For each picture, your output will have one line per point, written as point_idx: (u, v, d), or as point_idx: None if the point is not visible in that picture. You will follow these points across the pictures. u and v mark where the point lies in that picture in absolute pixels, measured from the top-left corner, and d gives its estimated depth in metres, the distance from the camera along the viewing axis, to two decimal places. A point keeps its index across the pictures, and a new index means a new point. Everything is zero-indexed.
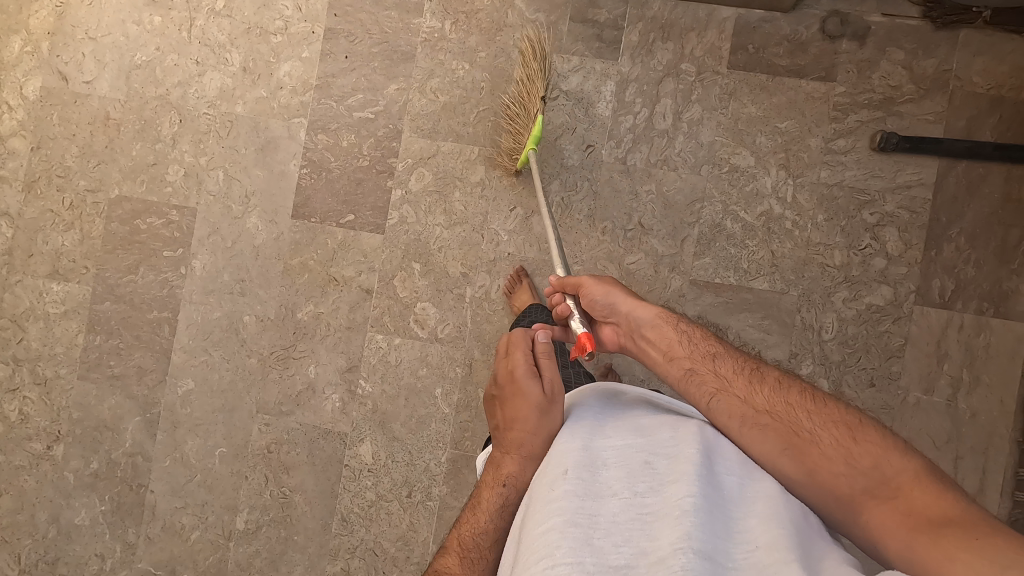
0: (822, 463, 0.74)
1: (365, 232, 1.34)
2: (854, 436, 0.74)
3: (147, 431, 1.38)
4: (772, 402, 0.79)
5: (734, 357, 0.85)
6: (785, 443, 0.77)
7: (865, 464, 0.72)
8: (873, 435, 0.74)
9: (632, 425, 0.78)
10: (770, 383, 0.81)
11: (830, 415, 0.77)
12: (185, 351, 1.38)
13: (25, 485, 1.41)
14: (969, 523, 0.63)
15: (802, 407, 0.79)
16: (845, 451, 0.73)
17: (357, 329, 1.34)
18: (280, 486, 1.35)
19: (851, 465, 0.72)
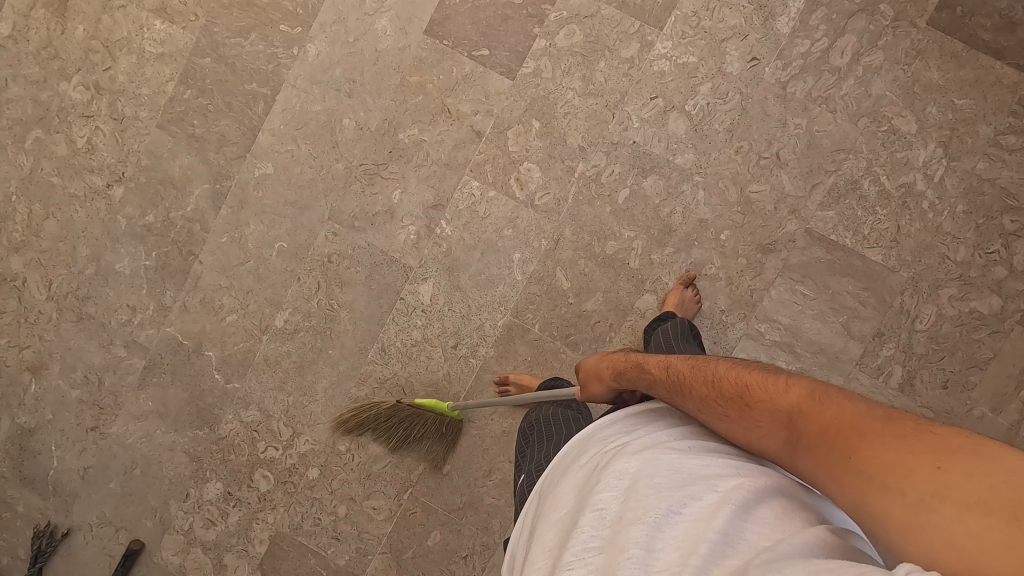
0: (739, 436, 0.62)
1: (495, 72, 1.26)
2: (746, 401, 0.62)
3: (212, 202, 1.34)
4: (687, 394, 0.69)
5: (656, 374, 0.75)
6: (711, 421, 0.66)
7: (767, 420, 0.59)
8: (750, 384, 0.62)
9: (560, 487, 0.68)
10: (677, 373, 0.72)
11: (719, 389, 0.65)
12: (272, 135, 1.32)
13: (75, 215, 1.36)
14: (861, 432, 0.50)
15: (709, 386, 0.67)
16: (750, 422, 0.61)
17: (455, 169, 1.28)
18: (331, 298, 1.32)
19: (759, 428, 0.60)
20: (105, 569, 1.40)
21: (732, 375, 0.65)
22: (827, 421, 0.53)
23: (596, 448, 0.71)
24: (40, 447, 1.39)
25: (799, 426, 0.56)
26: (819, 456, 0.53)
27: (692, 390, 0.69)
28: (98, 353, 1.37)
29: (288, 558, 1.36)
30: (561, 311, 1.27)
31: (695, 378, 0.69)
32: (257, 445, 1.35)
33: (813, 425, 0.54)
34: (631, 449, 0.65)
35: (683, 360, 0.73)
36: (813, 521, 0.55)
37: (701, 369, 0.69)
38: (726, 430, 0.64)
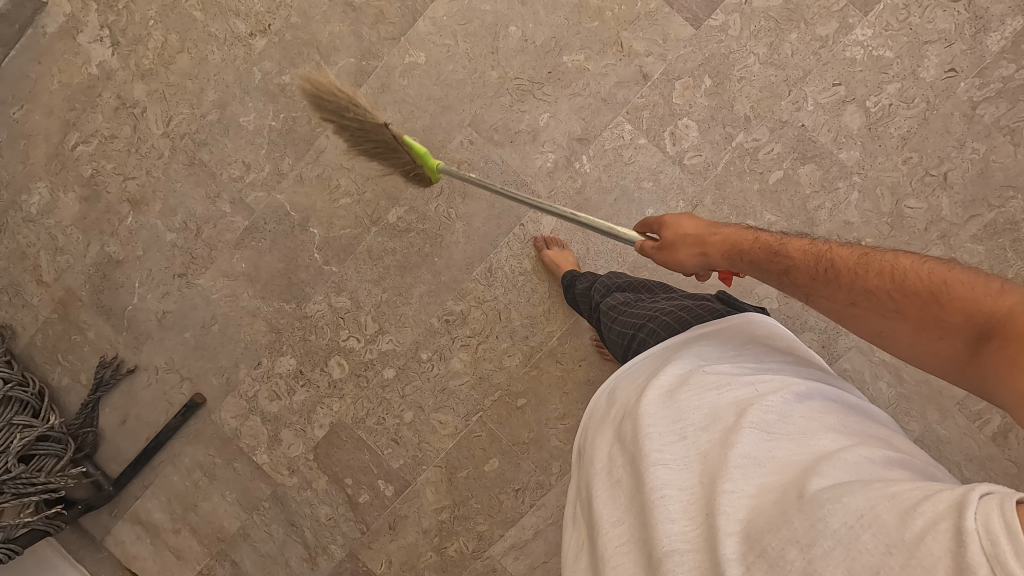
0: (907, 342, 0.62)
1: (680, 17, 1.20)
2: (939, 298, 0.59)
3: (354, 78, 1.28)
4: (857, 281, 0.66)
5: (791, 258, 0.72)
6: (873, 317, 0.64)
7: (956, 324, 0.58)
8: (955, 284, 0.59)
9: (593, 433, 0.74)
10: (840, 269, 0.68)
11: (907, 281, 0.62)
12: (432, 23, 1.26)
13: (210, 56, 1.31)
14: None
15: (880, 282, 0.64)
16: (934, 317, 0.59)
17: (611, 106, 1.23)
18: (450, 206, 1.29)
19: (945, 328, 0.59)
20: (162, 414, 1.41)
21: (926, 271, 0.62)
22: None
23: (618, 391, 0.76)
24: (123, 281, 1.38)
25: (994, 328, 0.54)
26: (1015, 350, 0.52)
27: (856, 284, 0.65)
28: (202, 202, 1.35)
29: (343, 448, 1.36)
30: (679, 277, 1.24)
31: (861, 272, 0.66)
32: (340, 333, 1.34)
33: None
34: (649, 387, 0.70)
35: (857, 253, 0.68)
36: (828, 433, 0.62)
37: (871, 267, 0.66)
38: (895, 325, 0.62)
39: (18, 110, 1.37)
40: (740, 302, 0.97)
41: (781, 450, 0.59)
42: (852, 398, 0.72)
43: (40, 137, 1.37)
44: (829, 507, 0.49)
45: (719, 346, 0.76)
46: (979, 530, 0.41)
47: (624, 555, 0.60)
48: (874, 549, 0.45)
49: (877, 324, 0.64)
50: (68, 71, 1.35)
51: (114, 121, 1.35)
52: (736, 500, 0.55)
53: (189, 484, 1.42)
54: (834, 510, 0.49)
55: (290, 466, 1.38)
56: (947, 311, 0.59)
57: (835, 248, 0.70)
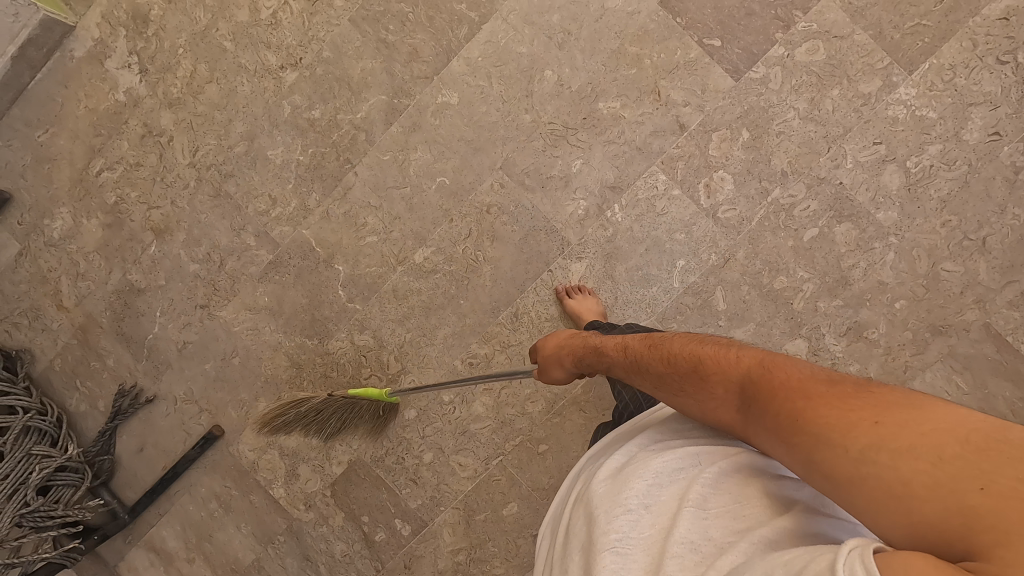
0: (698, 410, 0.69)
1: (720, 68, 1.18)
2: (700, 373, 0.69)
3: (385, 116, 1.27)
4: (648, 370, 0.77)
5: (619, 355, 0.86)
6: (669, 395, 0.73)
7: (722, 393, 0.66)
8: (708, 358, 0.69)
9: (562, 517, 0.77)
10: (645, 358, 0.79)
11: (676, 363, 0.72)
12: (466, 64, 1.24)
13: (239, 87, 1.30)
14: (809, 392, 0.57)
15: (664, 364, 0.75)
16: (706, 393, 0.68)
17: (646, 155, 1.21)
18: (477, 249, 1.27)
19: (715, 399, 0.67)
20: (179, 444, 1.40)
21: (688, 351, 0.73)
22: (773, 390, 0.59)
23: (585, 475, 0.80)
24: (144, 309, 1.37)
25: (751, 389, 0.62)
26: (768, 421, 0.59)
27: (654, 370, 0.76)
28: (226, 234, 1.33)
29: (361, 485, 1.35)
30: (708, 331, 1.23)
31: (657, 358, 0.76)
32: (361, 371, 1.33)
33: (774, 397, 0.59)
34: (603, 474, 0.73)
35: (650, 342, 0.81)
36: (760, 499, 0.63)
37: (661, 353, 0.77)
38: (683, 403, 0.71)
39: (44, 133, 1.35)
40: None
41: (715, 532, 0.61)
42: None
43: (64, 162, 1.36)
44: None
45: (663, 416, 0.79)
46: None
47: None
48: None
49: (674, 399, 0.72)
50: (95, 96, 1.33)
51: (139, 149, 1.34)
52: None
53: (204, 514, 1.41)
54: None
55: (307, 501, 1.37)
56: (708, 381, 0.67)
57: (637, 342, 0.83)
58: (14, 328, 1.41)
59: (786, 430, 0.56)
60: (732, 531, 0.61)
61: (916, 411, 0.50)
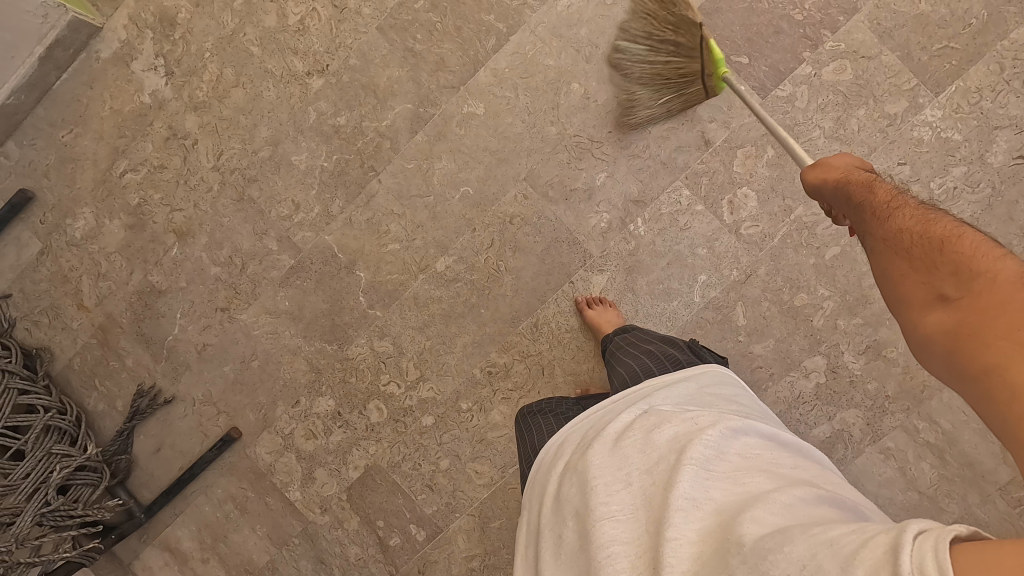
0: (907, 287, 0.61)
1: (746, 85, 1.19)
2: (943, 251, 0.60)
3: (410, 124, 1.27)
4: (899, 223, 0.67)
5: (873, 202, 0.72)
6: (890, 259, 0.65)
7: (944, 275, 0.58)
8: (968, 243, 0.59)
9: (549, 488, 0.79)
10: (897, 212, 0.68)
11: (932, 229, 0.63)
12: (493, 75, 1.24)
13: (265, 92, 1.30)
14: None
15: (917, 226, 0.65)
16: (928, 268, 0.60)
17: (670, 170, 1.22)
18: (500, 260, 1.28)
19: (928, 276, 0.59)
20: (196, 445, 1.41)
21: (956, 232, 0.61)
22: (1011, 294, 0.52)
23: (573, 449, 0.82)
24: (165, 311, 1.38)
25: (976, 286, 0.54)
26: (970, 316, 0.53)
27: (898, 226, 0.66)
28: (249, 237, 1.34)
29: (377, 490, 1.36)
30: (727, 345, 1.23)
31: (912, 220, 0.66)
32: (380, 377, 1.34)
33: (996, 301, 0.52)
34: (597, 445, 0.76)
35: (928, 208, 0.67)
36: (758, 472, 0.67)
37: (924, 217, 0.66)
38: (896, 273, 0.63)
39: (68, 133, 1.36)
40: (706, 352, 1.09)
41: (716, 492, 0.64)
42: (780, 436, 0.78)
43: (88, 162, 1.36)
44: (771, 557, 0.51)
45: (655, 400, 0.83)
46: (912, 569, 0.43)
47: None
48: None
49: (888, 263, 0.65)
50: (120, 98, 1.34)
51: (164, 151, 1.34)
52: (679, 548, 0.58)
53: (220, 515, 1.42)
54: (775, 560, 0.51)
55: (322, 504, 1.38)
56: (940, 262, 0.59)
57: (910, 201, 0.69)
58: (34, 326, 1.41)
59: (973, 335, 0.51)
60: (734, 493, 0.64)
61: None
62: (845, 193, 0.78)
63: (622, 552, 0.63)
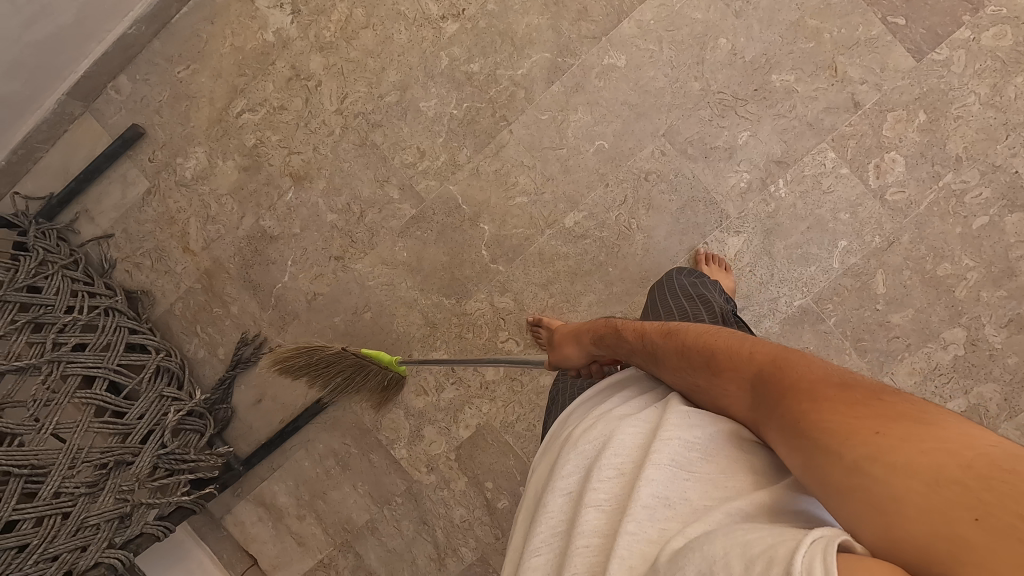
0: (711, 403, 0.61)
1: (901, 47, 1.16)
2: (713, 361, 0.62)
3: (548, 74, 1.24)
4: (665, 354, 0.69)
5: (631, 338, 0.79)
6: (677, 381, 0.65)
7: (735, 387, 0.59)
8: (720, 350, 0.62)
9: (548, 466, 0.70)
10: (654, 339, 0.73)
11: (691, 349, 0.66)
12: (638, 26, 1.21)
13: (395, 35, 1.26)
14: (818, 386, 0.49)
15: (673, 351, 0.68)
16: (716, 386, 0.61)
17: (816, 132, 1.19)
18: (632, 217, 1.25)
19: (725, 395, 0.60)
20: (300, 398, 1.36)
21: (702, 340, 0.66)
22: (783, 384, 0.52)
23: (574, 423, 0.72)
24: (275, 258, 1.34)
25: (765, 383, 0.54)
26: (772, 420, 0.52)
27: (662, 353, 0.69)
28: (369, 185, 1.30)
29: (488, 451, 1.33)
30: (864, 313, 1.21)
31: (668, 342, 0.70)
32: (497, 334, 1.30)
33: (776, 392, 0.52)
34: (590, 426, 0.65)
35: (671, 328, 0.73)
36: (769, 469, 0.53)
37: (671, 336, 0.70)
38: (693, 391, 0.63)
39: (184, 69, 1.31)
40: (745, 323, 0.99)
41: (699, 494, 0.51)
42: None
43: (204, 100, 1.32)
44: (691, 558, 0.42)
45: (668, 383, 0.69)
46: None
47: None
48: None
49: (685, 392, 0.65)
50: (242, 34, 1.30)
51: (285, 92, 1.30)
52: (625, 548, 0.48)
53: (320, 471, 1.38)
54: (693, 559, 0.41)
55: (429, 464, 1.35)
56: (718, 368, 0.61)
57: (654, 326, 0.76)
58: (135, 268, 1.37)
59: (787, 439, 0.49)
60: (720, 497, 0.51)
61: (936, 426, 0.41)
62: (610, 343, 0.85)
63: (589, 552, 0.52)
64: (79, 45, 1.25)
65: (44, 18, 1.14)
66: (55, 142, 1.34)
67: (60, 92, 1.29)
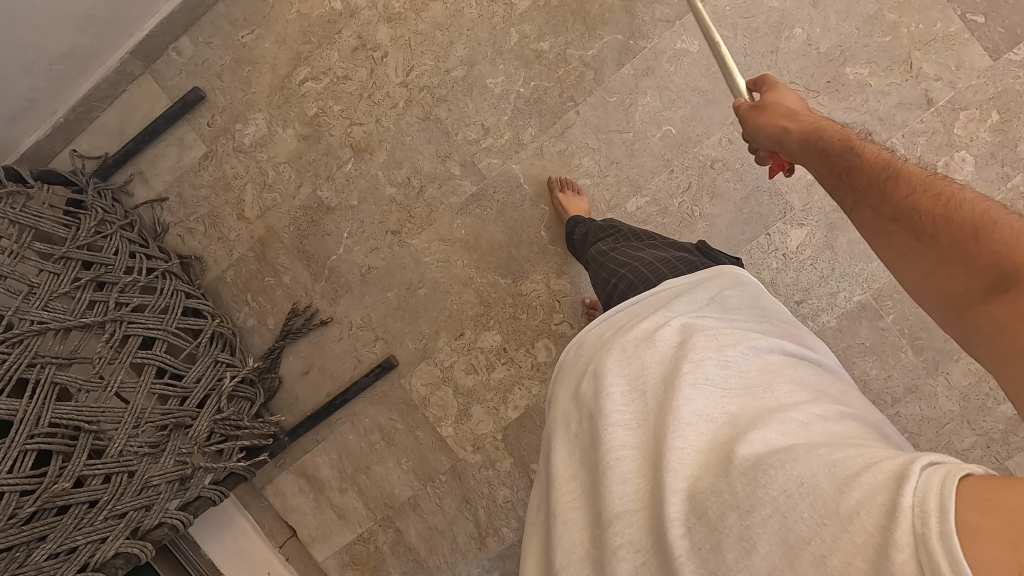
0: (926, 271, 0.56)
1: (980, 45, 1.16)
2: (980, 235, 0.52)
3: (619, 56, 1.23)
4: (916, 202, 0.59)
5: (869, 164, 0.67)
6: (908, 243, 0.58)
7: (983, 262, 0.51)
8: (1008, 226, 0.51)
9: (567, 382, 0.78)
10: (902, 183, 0.62)
11: (953, 215, 0.55)
12: (713, 12, 1.21)
13: (466, 9, 1.25)
14: None
15: (933, 205, 0.58)
16: (959, 250, 0.53)
17: (887, 127, 1.19)
18: (694, 205, 1.24)
19: (962, 262, 0.53)
20: (348, 371, 1.35)
21: (983, 209, 0.54)
22: None
23: (588, 344, 0.80)
24: (331, 229, 1.33)
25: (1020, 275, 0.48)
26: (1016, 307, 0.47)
27: (907, 203, 0.60)
28: (431, 160, 1.29)
29: (535, 432, 1.32)
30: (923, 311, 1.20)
31: (920, 194, 0.60)
32: (552, 317, 1.30)
33: None
34: (615, 348, 0.73)
35: (932, 178, 0.61)
36: (782, 388, 0.66)
37: (932, 187, 0.60)
38: (919, 253, 0.57)
39: (248, 34, 1.30)
40: (718, 254, 1.01)
41: (732, 408, 0.63)
42: (805, 353, 0.76)
43: (267, 66, 1.31)
44: (770, 472, 0.52)
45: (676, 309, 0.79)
46: (914, 508, 0.42)
47: (575, 508, 0.65)
48: (808, 517, 0.48)
49: (906, 248, 0.58)
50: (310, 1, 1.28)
51: (350, 62, 1.29)
52: (683, 457, 0.58)
53: (364, 445, 1.37)
54: (774, 475, 0.51)
55: (475, 443, 1.34)
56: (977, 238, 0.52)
57: (910, 166, 0.64)
58: (187, 233, 1.36)
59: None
60: (749, 409, 0.63)
61: None
62: (823, 148, 0.75)
63: (628, 456, 0.62)
64: (148, 4, 1.24)
65: None
66: (113, 101, 1.33)
67: (125, 50, 1.28)
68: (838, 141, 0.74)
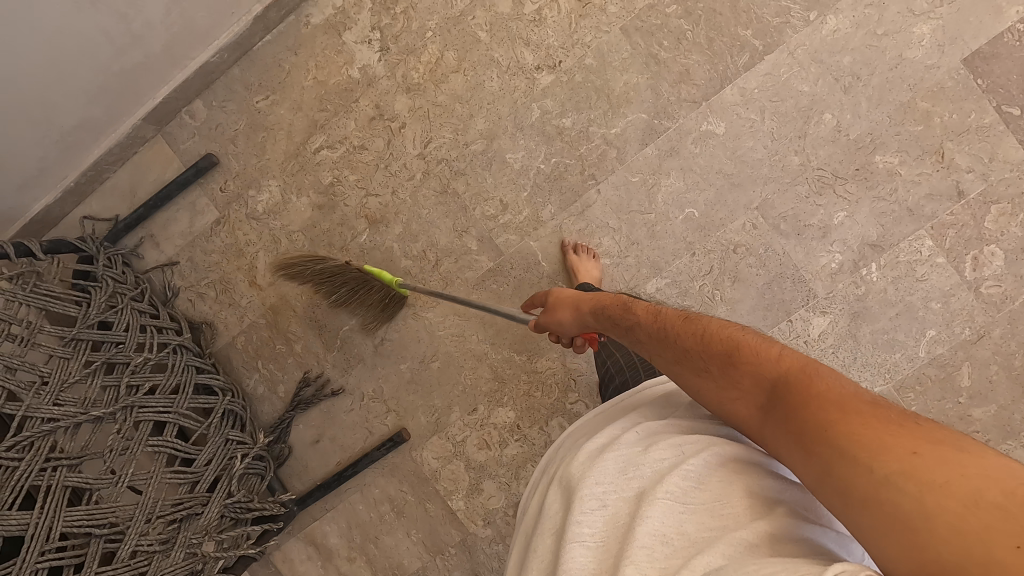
0: (714, 397, 0.63)
1: (1014, 137, 1.13)
2: (733, 359, 0.63)
3: (642, 134, 1.20)
4: (685, 341, 0.69)
5: (642, 316, 0.78)
6: (695, 378, 0.65)
7: (750, 385, 0.60)
8: (746, 346, 0.63)
9: (542, 493, 0.74)
10: (669, 326, 0.72)
11: (711, 343, 0.66)
12: (741, 94, 1.18)
13: (486, 82, 1.22)
14: (851, 408, 0.51)
15: (693, 340, 0.68)
16: (732, 380, 0.62)
17: (917, 218, 1.16)
18: (716, 288, 1.21)
19: (739, 388, 0.61)
20: (359, 441, 1.33)
21: (726, 334, 0.66)
22: (812, 389, 0.54)
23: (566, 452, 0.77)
24: None
25: (784, 392, 0.56)
26: (791, 423, 0.54)
27: (678, 343, 0.69)
28: (447, 234, 1.26)
29: None
30: (946, 405, 1.17)
31: (683, 332, 0.70)
32: (566, 395, 1.28)
33: (806, 405, 0.53)
34: (581, 455, 0.69)
35: (686, 317, 0.73)
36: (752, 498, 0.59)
37: (689, 324, 0.71)
38: (705, 386, 0.64)
39: (263, 99, 1.27)
40: None
41: (692, 523, 0.57)
42: None
43: (281, 132, 1.28)
44: None
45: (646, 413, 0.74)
46: None
47: None
48: None
49: (695, 385, 0.65)
50: (327, 68, 1.25)
51: (366, 131, 1.26)
52: None
53: (374, 515, 1.35)
54: None
55: (486, 517, 1.32)
56: (741, 369, 0.61)
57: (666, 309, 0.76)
58: (198, 298, 1.34)
59: (816, 450, 0.50)
60: (712, 524, 0.56)
61: (970, 458, 0.44)
62: (609, 316, 0.84)
63: None
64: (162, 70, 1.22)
65: (136, 46, 1.12)
66: (124, 164, 1.30)
67: (137, 115, 1.25)
68: (615, 307, 0.84)
